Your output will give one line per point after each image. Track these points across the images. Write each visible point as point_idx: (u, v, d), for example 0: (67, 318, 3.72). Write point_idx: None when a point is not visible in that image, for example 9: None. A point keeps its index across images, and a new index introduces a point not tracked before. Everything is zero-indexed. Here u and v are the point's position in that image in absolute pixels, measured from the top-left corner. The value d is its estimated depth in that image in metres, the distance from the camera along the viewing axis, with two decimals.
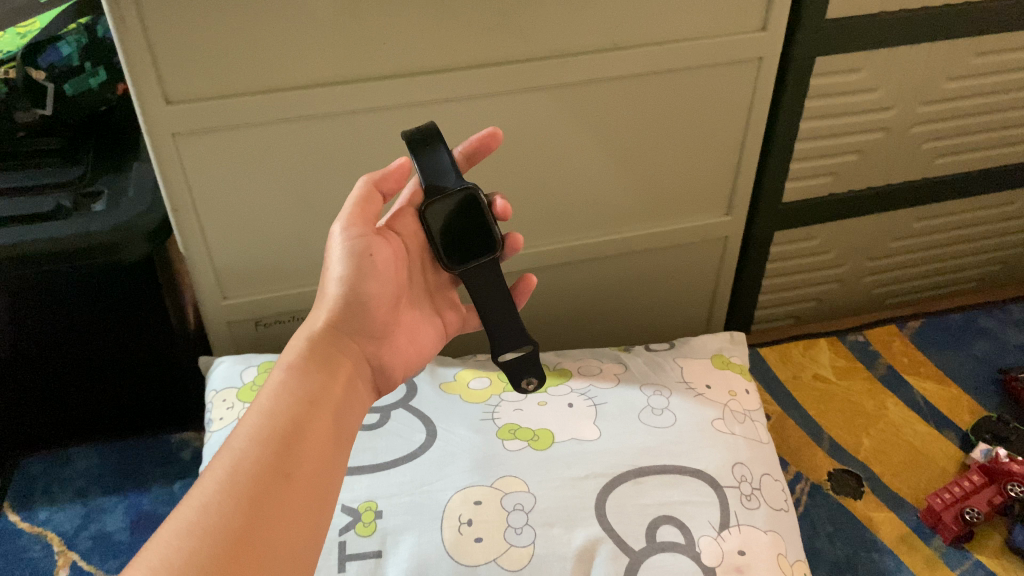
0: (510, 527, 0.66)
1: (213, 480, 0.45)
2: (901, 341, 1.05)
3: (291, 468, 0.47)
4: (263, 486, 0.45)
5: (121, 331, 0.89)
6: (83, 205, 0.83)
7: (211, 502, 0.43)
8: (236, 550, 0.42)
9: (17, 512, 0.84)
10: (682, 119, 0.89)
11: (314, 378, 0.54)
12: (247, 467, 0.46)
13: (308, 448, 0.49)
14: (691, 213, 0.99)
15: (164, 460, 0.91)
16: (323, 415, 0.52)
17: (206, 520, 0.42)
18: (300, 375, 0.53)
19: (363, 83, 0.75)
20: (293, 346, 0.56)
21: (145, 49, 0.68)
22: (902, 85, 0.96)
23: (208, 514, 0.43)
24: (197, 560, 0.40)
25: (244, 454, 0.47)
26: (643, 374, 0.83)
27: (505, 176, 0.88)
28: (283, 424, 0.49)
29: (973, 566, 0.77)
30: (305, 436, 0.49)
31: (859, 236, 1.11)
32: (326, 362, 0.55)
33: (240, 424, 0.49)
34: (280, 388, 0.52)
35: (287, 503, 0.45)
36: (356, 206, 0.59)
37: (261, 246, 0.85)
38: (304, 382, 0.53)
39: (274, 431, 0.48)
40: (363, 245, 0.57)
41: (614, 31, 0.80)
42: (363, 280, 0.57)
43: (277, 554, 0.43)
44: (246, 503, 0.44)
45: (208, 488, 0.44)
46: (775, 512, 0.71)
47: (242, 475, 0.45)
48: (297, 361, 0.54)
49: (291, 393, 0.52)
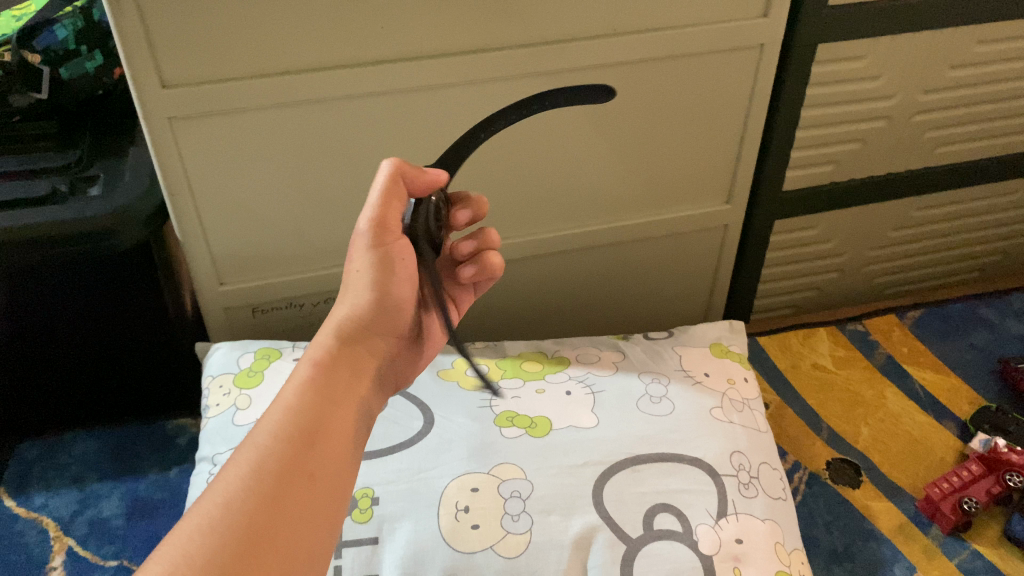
0: (506, 515, 0.66)
1: (235, 475, 0.44)
2: (901, 330, 1.05)
3: (314, 468, 0.46)
4: (286, 485, 0.44)
5: (117, 316, 0.89)
6: (79, 189, 0.82)
7: (234, 499, 0.42)
8: (259, 552, 0.41)
9: (12, 497, 0.84)
10: (682, 106, 0.89)
11: (343, 376, 0.53)
12: (271, 464, 0.45)
13: (330, 448, 0.48)
14: (691, 201, 0.99)
15: (160, 446, 0.91)
16: (345, 414, 0.50)
17: (228, 517, 0.41)
18: (327, 373, 0.52)
19: (360, 68, 0.75)
20: (321, 338, 0.55)
21: (140, 32, 0.67)
22: (905, 73, 0.95)
23: (229, 512, 0.42)
24: (220, 560, 0.39)
25: (268, 450, 0.45)
26: (642, 362, 0.83)
27: (504, 164, 0.87)
28: (307, 423, 0.48)
29: (970, 556, 0.77)
30: (329, 436, 0.48)
31: (860, 225, 1.10)
32: (353, 360, 0.54)
33: (262, 420, 0.48)
34: (306, 383, 0.50)
35: (308, 505, 0.45)
36: (385, 211, 0.56)
37: (259, 231, 0.85)
38: (331, 380, 0.51)
39: (299, 429, 0.47)
40: (396, 249, 0.57)
41: (614, 17, 0.79)
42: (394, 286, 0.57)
43: (297, 555, 0.43)
44: (267, 501, 0.43)
45: (231, 483, 0.43)
46: (773, 501, 0.71)
47: (264, 474, 0.44)
48: (323, 359, 0.52)
49: (319, 391, 0.50)
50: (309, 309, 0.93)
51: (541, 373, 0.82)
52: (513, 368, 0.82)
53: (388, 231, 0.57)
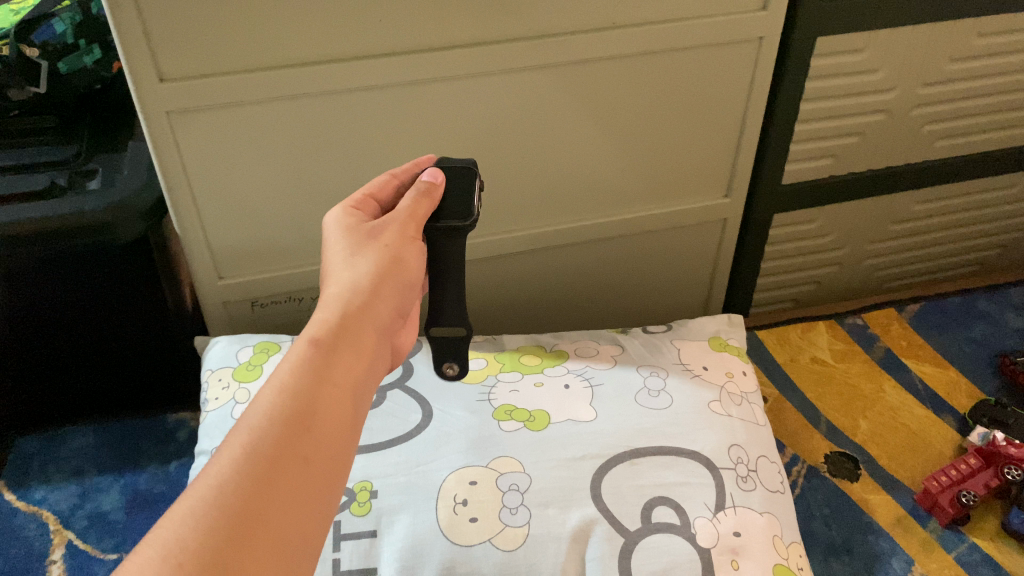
0: (504, 508, 0.66)
1: (229, 457, 0.41)
2: (900, 324, 1.05)
3: (309, 451, 0.43)
4: (282, 469, 0.41)
5: (115, 310, 0.88)
6: (78, 183, 0.82)
7: (228, 481, 0.39)
8: (253, 536, 0.38)
9: (12, 490, 0.84)
10: (680, 100, 0.89)
11: (347, 353, 0.49)
12: (266, 447, 0.42)
13: (326, 431, 0.45)
14: (690, 195, 0.98)
15: (159, 440, 0.91)
16: (343, 393, 0.47)
17: (222, 498, 0.38)
18: (328, 350, 0.49)
19: (357, 61, 0.75)
20: (320, 314, 0.51)
21: (138, 25, 0.67)
22: (904, 67, 0.95)
23: (223, 493, 0.39)
24: (215, 543, 0.36)
25: (264, 432, 0.42)
26: (640, 356, 0.83)
27: (502, 157, 0.87)
28: (302, 405, 0.44)
29: (968, 549, 0.77)
30: (324, 417, 0.45)
31: (860, 217, 1.10)
32: (357, 335, 0.51)
33: (256, 399, 0.44)
34: (304, 363, 0.47)
35: (303, 490, 0.42)
36: (415, 210, 0.60)
37: (257, 225, 0.85)
38: (332, 361, 0.48)
39: (294, 409, 0.44)
40: (415, 243, 0.59)
41: (613, 11, 0.79)
42: (401, 271, 0.56)
43: (292, 538, 0.40)
44: (262, 484, 0.40)
45: (225, 465, 0.40)
46: (771, 494, 0.72)
47: (259, 457, 0.41)
48: (325, 335, 0.49)
49: (319, 369, 0.47)
50: (308, 304, 0.94)
51: (539, 366, 0.82)
52: (510, 362, 0.82)
53: (412, 225, 0.59)
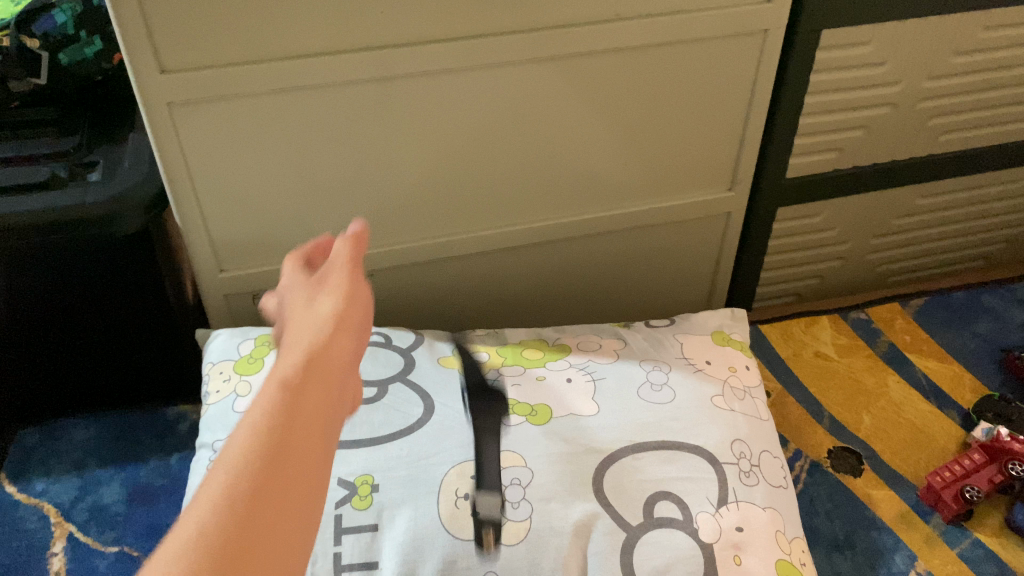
0: (506, 502, 0.66)
1: (208, 508, 0.32)
2: (904, 318, 1.04)
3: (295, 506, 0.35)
4: (264, 524, 0.33)
5: (116, 303, 0.88)
6: (79, 175, 0.82)
7: (211, 533, 0.31)
8: None
9: (13, 482, 0.84)
10: (684, 93, 0.88)
11: (323, 392, 0.41)
12: (246, 493, 0.33)
13: (306, 483, 0.36)
14: (694, 189, 0.98)
15: (160, 433, 0.90)
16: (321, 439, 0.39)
17: (210, 560, 0.30)
18: (302, 389, 0.39)
19: (358, 52, 0.74)
20: (283, 359, 0.41)
21: (139, 16, 0.67)
22: (910, 60, 0.94)
23: (206, 551, 0.30)
24: None
25: (245, 475, 0.34)
26: (642, 350, 0.83)
27: (504, 149, 0.87)
28: (281, 449, 0.36)
29: (972, 545, 0.77)
30: (305, 467, 0.36)
31: (865, 211, 1.10)
32: (330, 374, 0.42)
33: (224, 445, 0.35)
34: (276, 405, 0.37)
35: (287, 549, 0.33)
36: (358, 253, 0.50)
37: (259, 218, 0.84)
38: (306, 399, 0.39)
39: (276, 452, 0.35)
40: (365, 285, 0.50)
41: (617, 3, 0.78)
42: (359, 311, 0.47)
43: None
44: (247, 537, 0.32)
45: (204, 517, 0.32)
46: (774, 489, 0.71)
47: (240, 505, 0.33)
48: (295, 375, 0.40)
49: (295, 410, 0.38)
50: None
51: (542, 360, 0.81)
52: (513, 355, 0.82)
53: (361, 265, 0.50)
